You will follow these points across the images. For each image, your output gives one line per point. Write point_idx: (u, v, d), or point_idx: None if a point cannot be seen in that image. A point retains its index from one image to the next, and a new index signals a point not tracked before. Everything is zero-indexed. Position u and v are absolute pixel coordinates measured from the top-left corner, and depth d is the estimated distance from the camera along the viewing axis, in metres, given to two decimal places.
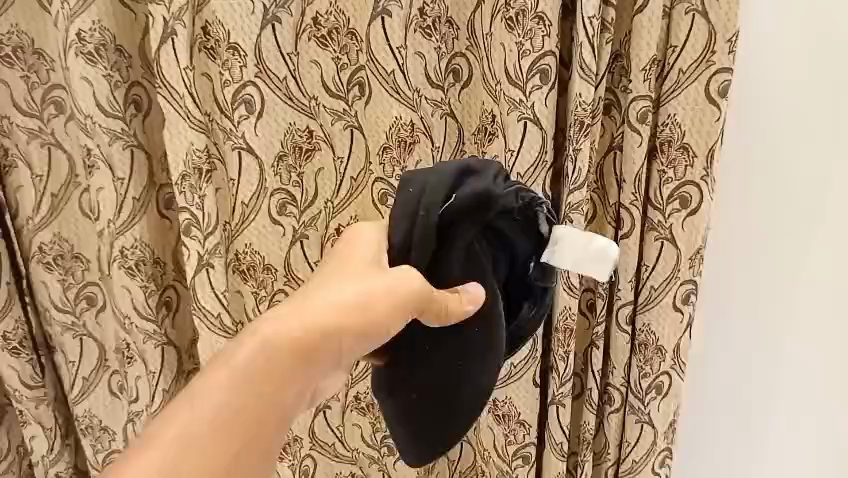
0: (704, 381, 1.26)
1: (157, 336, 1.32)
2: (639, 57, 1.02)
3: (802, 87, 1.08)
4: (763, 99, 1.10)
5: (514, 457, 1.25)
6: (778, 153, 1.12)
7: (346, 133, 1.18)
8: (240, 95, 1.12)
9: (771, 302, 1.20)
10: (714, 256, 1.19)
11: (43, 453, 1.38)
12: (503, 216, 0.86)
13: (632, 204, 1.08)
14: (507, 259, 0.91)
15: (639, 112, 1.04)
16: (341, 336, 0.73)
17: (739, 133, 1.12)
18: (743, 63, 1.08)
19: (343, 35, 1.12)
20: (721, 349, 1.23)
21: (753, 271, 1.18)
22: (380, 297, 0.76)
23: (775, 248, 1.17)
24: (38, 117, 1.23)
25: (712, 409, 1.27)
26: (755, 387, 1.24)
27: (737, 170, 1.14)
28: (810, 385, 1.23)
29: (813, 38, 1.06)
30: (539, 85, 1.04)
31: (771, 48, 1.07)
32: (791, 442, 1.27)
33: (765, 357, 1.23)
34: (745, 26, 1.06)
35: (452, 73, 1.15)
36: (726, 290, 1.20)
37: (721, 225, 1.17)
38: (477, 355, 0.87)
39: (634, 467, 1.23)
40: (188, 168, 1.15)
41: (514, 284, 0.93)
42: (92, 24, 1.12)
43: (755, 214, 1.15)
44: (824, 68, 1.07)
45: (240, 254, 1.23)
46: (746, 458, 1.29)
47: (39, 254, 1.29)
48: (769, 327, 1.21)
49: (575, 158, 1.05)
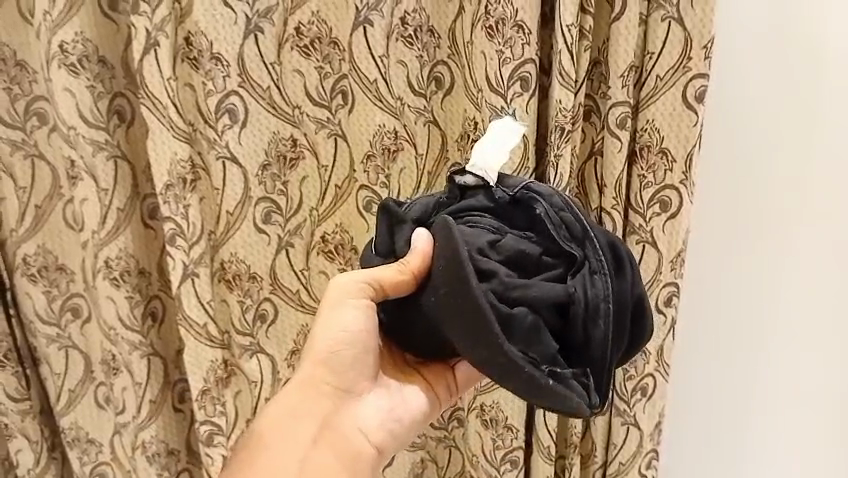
0: (691, 387, 1.27)
1: (142, 347, 1.33)
2: (617, 64, 1.04)
3: (781, 88, 1.10)
4: (744, 101, 1.12)
5: (502, 462, 1.26)
6: (759, 153, 1.14)
7: (330, 142, 1.18)
8: (223, 105, 1.13)
9: (760, 307, 1.21)
10: (697, 257, 1.20)
11: (29, 466, 1.38)
12: (437, 209, 0.83)
13: (614, 208, 1.10)
14: (489, 203, 0.80)
15: (618, 117, 1.06)
16: (333, 355, 0.88)
17: (723, 138, 1.14)
18: (733, 70, 1.11)
19: (326, 44, 1.13)
20: (705, 350, 1.25)
21: (741, 274, 1.20)
22: (336, 316, 0.86)
23: (758, 248, 1.18)
24: (22, 129, 1.23)
25: (698, 414, 1.28)
26: (743, 392, 1.26)
27: (718, 172, 1.16)
28: (798, 391, 1.24)
29: (801, 47, 1.08)
30: (520, 92, 1.05)
31: (748, 50, 1.09)
32: (775, 444, 1.28)
33: (752, 362, 1.24)
34: (724, 30, 1.09)
35: (435, 81, 1.16)
36: (710, 291, 1.22)
37: (704, 228, 1.19)
38: (451, 306, 0.74)
39: (622, 469, 1.24)
40: (172, 178, 1.16)
41: (517, 211, 0.80)
42: (75, 35, 1.13)
43: (737, 216, 1.17)
44: (805, 68, 1.09)
45: (226, 264, 1.23)
46: (733, 466, 1.30)
47: (24, 266, 1.29)
48: (755, 328, 1.22)
49: (556, 165, 1.07)
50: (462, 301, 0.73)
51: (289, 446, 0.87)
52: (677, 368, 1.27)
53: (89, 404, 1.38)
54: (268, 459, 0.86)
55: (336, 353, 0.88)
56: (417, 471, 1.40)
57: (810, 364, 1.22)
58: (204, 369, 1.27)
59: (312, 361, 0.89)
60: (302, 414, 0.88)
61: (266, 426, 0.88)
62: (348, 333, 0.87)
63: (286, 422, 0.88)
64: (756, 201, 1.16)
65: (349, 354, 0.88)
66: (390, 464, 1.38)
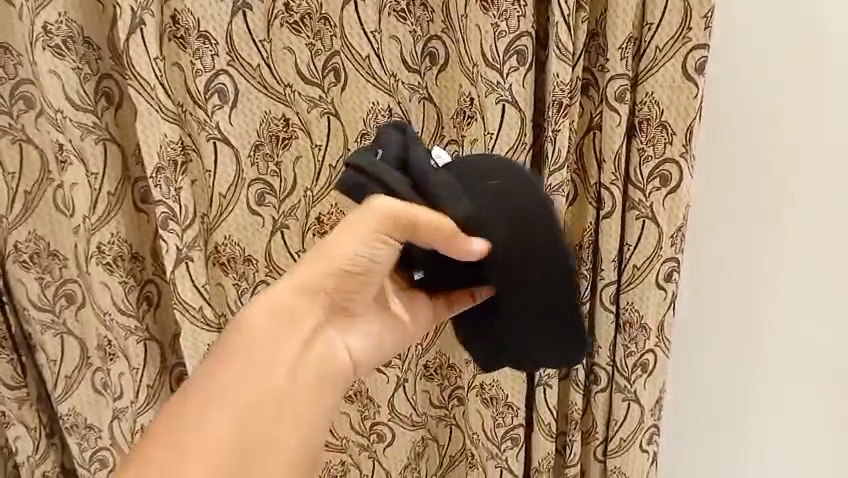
0: (690, 369, 1.27)
1: (138, 332, 1.30)
2: (615, 35, 1.01)
3: (782, 73, 1.09)
4: (744, 85, 1.10)
5: (503, 440, 1.26)
6: (759, 139, 1.13)
7: (323, 120, 1.16)
8: (212, 85, 1.11)
9: (759, 292, 1.21)
10: (698, 241, 1.20)
11: (29, 453, 1.38)
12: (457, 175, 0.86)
13: (613, 183, 1.08)
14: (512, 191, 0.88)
15: (616, 91, 1.04)
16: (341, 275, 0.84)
17: (723, 123, 1.13)
18: (735, 53, 1.09)
19: (316, 20, 1.10)
20: (704, 332, 1.25)
21: (740, 259, 1.20)
22: (358, 234, 0.82)
23: (757, 233, 1.18)
24: (8, 113, 1.21)
25: (702, 398, 1.29)
26: (740, 376, 1.26)
27: (718, 157, 1.15)
28: (801, 381, 1.24)
29: (804, 27, 1.06)
30: (516, 67, 1.03)
31: (748, 34, 1.08)
32: (770, 429, 1.28)
33: (750, 346, 1.24)
34: (726, 13, 1.07)
35: (429, 56, 1.13)
36: (710, 274, 1.21)
37: (706, 211, 1.18)
38: (528, 247, 0.84)
39: (623, 445, 1.23)
40: (163, 160, 1.13)
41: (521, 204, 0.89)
42: (59, 16, 1.10)
43: (736, 201, 1.16)
44: (806, 52, 1.07)
45: (220, 247, 1.22)
46: (738, 452, 1.31)
47: (15, 253, 1.27)
48: (754, 313, 1.22)
49: (554, 140, 1.05)
50: (544, 244, 0.84)
51: (274, 361, 0.84)
52: (678, 351, 1.27)
53: (86, 390, 1.37)
54: (255, 367, 0.83)
55: (336, 276, 0.84)
56: (418, 449, 1.39)
57: (814, 353, 1.22)
58: (201, 353, 1.25)
59: (305, 278, 0.85)
60: (289, 330, 0.84)
61: (250, 334, 0.83)
62: (358, 259, 0.83)
63: (274, 332, 0.84)
64: (758, 187, 1.15)
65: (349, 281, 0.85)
66: (391, 444, 1.37)
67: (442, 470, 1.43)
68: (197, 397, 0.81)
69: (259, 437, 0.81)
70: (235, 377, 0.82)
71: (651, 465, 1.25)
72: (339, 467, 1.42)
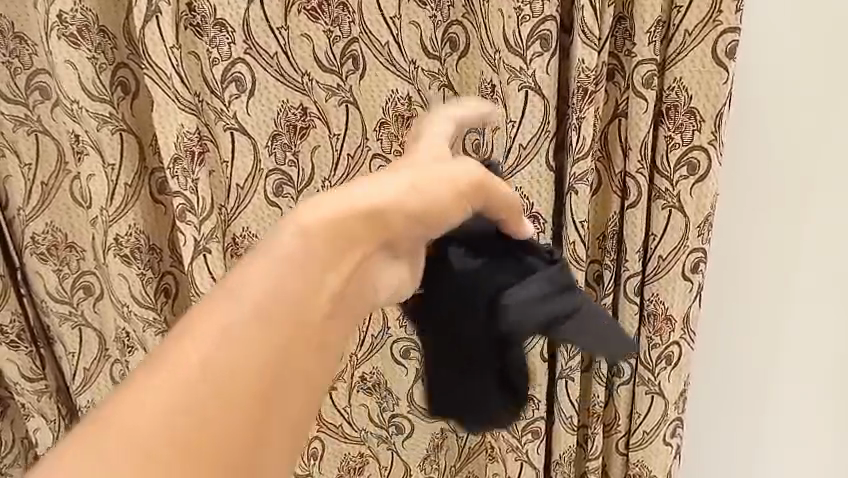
0: (708, 370, 1.25)
1: (157, 323, 1.29)
2: (643, 19, 0.97)
3: (806, 72, 1.05)
4: (767, 87, 1.07)
5: (524, 432, 1.24)
6: (783, 140, 1.09)
7: (342, 109, 1.14)
8: (230, 74, 1.09)
9: (781, 293, 1.19)
10: (720, 244, 1.17)
11: (49, 445, 1.38)
12: None
13: (638, 172, 1.05)
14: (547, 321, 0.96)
15: (644, 76, 1.00)
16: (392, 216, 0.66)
17: (743, 126, 1.10)
18: (758, 54, 1.05)
19: (335, 6, 1.07)
20: (723, 336, 1.23)
21: (762, 261, 1.17)
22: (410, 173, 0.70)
23: (776, 235, 1.15)
24: (24, 104, 1.20)
25: (715, 399, 1.27)
26: (757, 376, 1.24)
27: (739, 159, 1.12)
28: (811, 384, 1.24)
29: (833, 26, 1.02)
30: (540, 52, 1.00)
31: (771, 34, 1.04)
32: (785, 426, 1.27)
33: (770, 347, 1.22)
34: (749, 12, 1.03)
35: (450, 42, 1.11)
36: (732, 278, 1.19)
37: (729, 214, 1.15)
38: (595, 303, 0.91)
39: (645, 439, 1.21)
40: (179, 150, 1.10)
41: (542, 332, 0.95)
42: (73, 5, 1.08)
43: (758, 203, 1.13)
44: (831, 50, 1.04)
45: (238, 238, 1.21)
46: (743, 451, 1.31)
47: (33, 245, 1.26)
48: (773, 315, 1.20)
49: (579, 127, 1.03)
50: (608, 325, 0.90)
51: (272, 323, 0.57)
52: (698, 355, 1.24)
53: (106, 380, 1.37)
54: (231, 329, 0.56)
55: (396, 208, 0.67)
56: (437, 441, 1.37)
57: (830, 353, 1.21)
58: None
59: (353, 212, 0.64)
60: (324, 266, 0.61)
61: (244, 279, 0.58)
62: (421, 189, 0.68)
63: (284, 276, 0.59)
64: (778, 189, 1.12)
65: (402, 214, 0.67)
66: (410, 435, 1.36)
67: (461, 462, 1.41)
68: (185, 333, 0.56)
69: (241, 383, 0.54)
70: (211, 322, 0.56)
71: (673, 458, 1.23)
72: (358, 459, 1.39)
